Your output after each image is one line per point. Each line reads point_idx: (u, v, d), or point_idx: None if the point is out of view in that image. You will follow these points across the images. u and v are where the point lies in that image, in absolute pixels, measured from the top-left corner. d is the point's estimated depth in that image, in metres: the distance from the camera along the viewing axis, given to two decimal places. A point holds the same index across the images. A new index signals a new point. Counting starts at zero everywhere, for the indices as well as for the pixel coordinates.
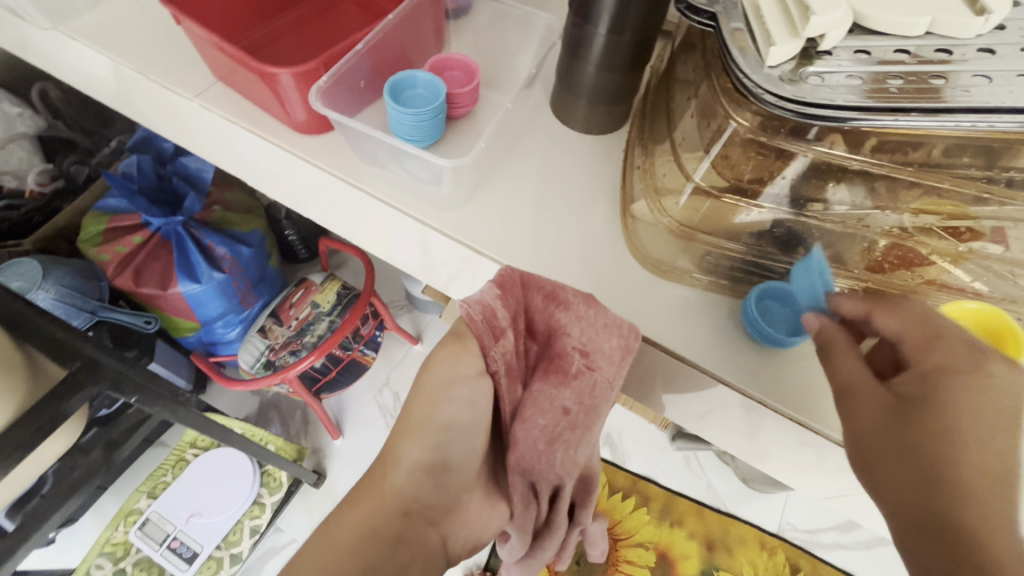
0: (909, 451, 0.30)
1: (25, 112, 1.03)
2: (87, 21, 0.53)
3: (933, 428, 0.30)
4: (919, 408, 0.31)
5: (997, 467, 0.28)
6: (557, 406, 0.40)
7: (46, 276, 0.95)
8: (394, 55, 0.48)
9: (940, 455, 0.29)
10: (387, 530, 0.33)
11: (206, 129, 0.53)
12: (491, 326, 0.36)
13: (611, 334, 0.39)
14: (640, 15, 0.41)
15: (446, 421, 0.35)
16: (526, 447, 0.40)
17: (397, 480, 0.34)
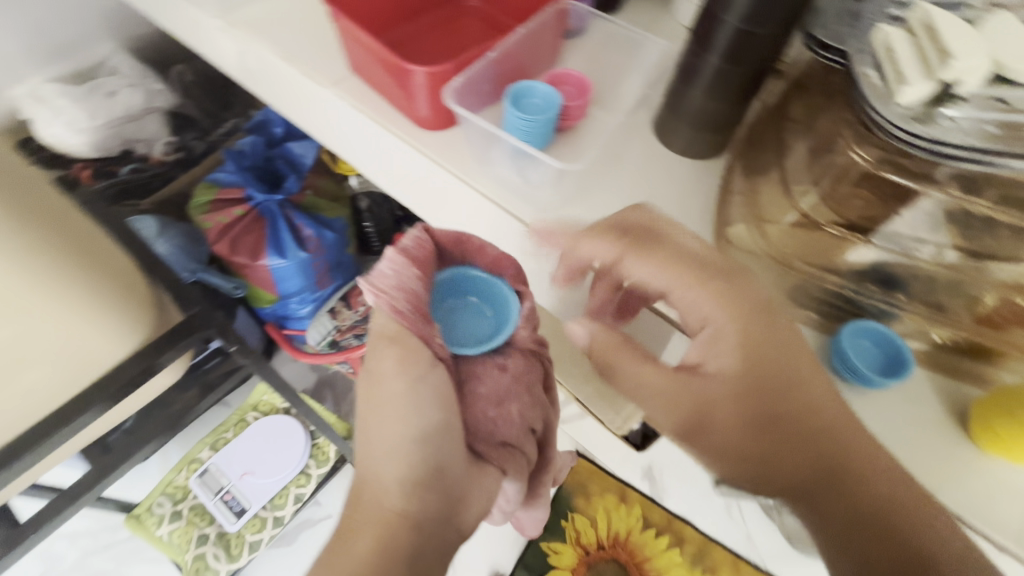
0: (776, 457, 0.40)
1: (164, 89, 1.16)
2: (246, 11, 0.61)
3: (775, 433, 0.39)
4: (746, 408, 0.40)
5: (806, 412, 0.39)
6: (492, 366, 0.50)
7: (160, 233, 1.10)
8: (515, 65, 0.51)
9: (791, 438, 0.39)
10: (397, 546, 0.38)
11: (334, 115, 0.58)
12: (413, 304, 0.45)
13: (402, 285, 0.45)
14: (761, 49, 0.42)
15: (408, 434, 0.41)
16: (479, 416, 0.48)
17: (391, 501, 0.39)
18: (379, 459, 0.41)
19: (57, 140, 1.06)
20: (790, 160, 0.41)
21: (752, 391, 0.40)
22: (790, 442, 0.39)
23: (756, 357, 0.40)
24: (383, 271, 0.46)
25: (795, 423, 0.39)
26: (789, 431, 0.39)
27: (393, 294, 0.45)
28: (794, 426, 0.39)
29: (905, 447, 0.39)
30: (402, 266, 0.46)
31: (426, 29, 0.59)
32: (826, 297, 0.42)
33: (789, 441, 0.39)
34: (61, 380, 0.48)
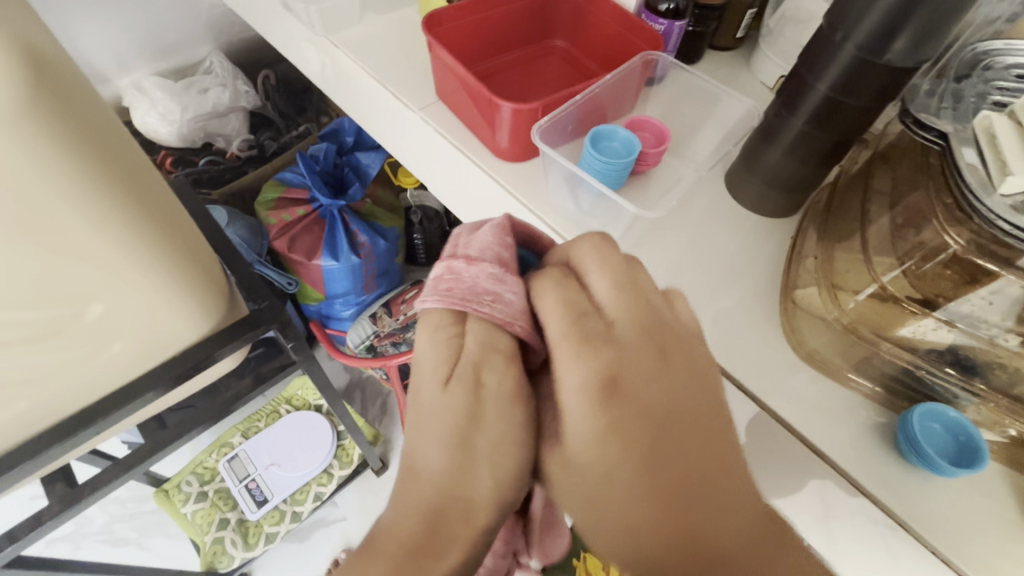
0: (657, 484, 0.32)
1: (249, 91, 1.24)
2: (346, 32, 0.65)
3: (645, 446, 0.32)
4: (644, 414, 0.33)
5: (690, 462, 0.33)
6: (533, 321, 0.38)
7: (230, 223, 1.13)
8: (597, 108, 0.53)
9: (669, 459, 0.32)
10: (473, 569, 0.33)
11: (414, 135, 0.61)
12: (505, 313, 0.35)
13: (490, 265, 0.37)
14: (848, 118, 0.43)
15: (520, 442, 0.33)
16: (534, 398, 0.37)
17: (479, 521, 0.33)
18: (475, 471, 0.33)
19: (148, 128, 1.15)
20: (872, 231, 0.41)
21: (635, 422, 0.33)
22: (666, 496, 0.32)
23: (675, 391, 0.34)
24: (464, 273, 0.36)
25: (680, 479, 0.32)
26: (683, 485, 0.32)
27: (511, 313, 0.34)
28: (686, 482, 0.32)
29: (965, 540, 0.37)
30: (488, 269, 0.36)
31: (511, 64, 0.62)
32: (893, 373, 0.41)
33: (658, 483, 0.32)
34: (138, 355, 0.51)
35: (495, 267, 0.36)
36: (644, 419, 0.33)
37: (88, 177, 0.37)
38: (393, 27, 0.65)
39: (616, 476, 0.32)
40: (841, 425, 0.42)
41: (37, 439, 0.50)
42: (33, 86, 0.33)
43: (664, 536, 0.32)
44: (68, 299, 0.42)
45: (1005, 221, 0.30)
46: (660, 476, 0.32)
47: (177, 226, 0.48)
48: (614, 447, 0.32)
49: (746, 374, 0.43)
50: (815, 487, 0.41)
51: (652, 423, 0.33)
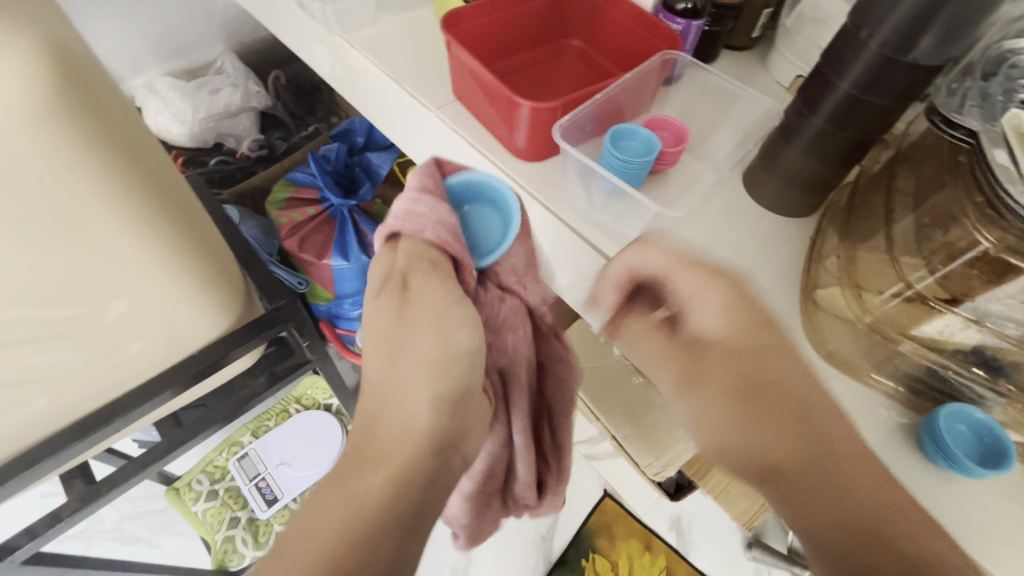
0: (766, 415, 0.40)
1: (261, 91, 1.25)
2: (361, 31, 0.65)
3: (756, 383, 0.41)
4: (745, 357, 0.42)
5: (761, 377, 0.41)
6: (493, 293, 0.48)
7: (242, 221, 1.14)
8: (614, 107, 0.53)
9: (769, 382, 0.41)
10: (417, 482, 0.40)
11: (430, 134, 0.61)
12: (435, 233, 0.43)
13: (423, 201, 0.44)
14: (870, 117, 0.43)
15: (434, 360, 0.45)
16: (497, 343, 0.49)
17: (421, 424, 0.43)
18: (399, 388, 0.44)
19: (160, 128, 1.16)
20: (896, 229, 0.41)
21: (731, 361, 0.42)
22: (798, 433, 0.38)
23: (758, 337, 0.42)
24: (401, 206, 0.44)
25: (803, 416, 0.39)
26: (778, 403, 0.40)
27: (429, 223, 0.43)
28: (776, 397, 0.40)
29: (991, 541, 0.37)
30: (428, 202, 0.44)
31: (526, 64, 0.62)
32: (916, 373, 0.42)
33: (766, 411, 0.40)
34: (157, 354, 0.52)
35: (419, 193, 0.44)
36: (732, 353, 0.42)
37: (114, 175, 0.38)
38: (409, 27, 0.66)
39: (723, 405, 0.42)
40: (864, 426, 0.41)
41: (57, 437, 0.50)
42: (63, 86, 0.33)
43: (780, 456, 0.38)
44: (91, 297, 0.42)
45: None
46: (765, 406, 0.40)
47: (198, 225, 0.48)
48: (722, 391, 0.42)
49: None
50: None
51: (744, 363, 0.42)
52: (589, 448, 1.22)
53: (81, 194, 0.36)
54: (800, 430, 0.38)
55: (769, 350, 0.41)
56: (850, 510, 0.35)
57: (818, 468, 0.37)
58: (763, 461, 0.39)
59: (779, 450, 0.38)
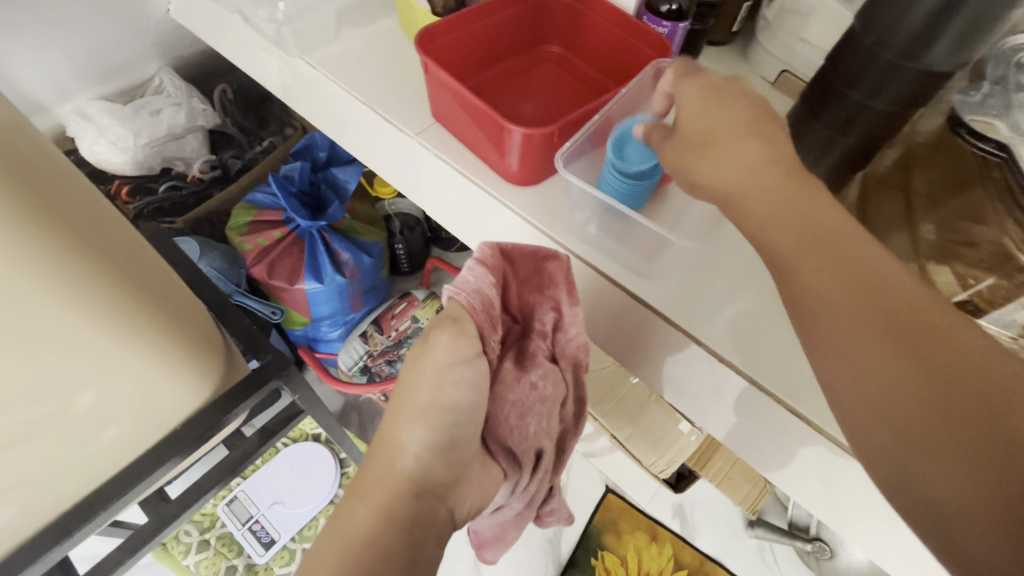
0: (869, 299, 0.32)
1: (207, 109, 1.16)
2: (323, 50, 0.60)
3: (848, 258, 0.33)
4: (814, 233, 0.34)
5: (852, 256, 0.33)
6: (526, 382, 0.47)
7: (202, 255, 1.05)
8: (611, 127, 0.50)
9: (858, 257, 0.33)
10: (401, 512, 0.39)
11: (408, 159, 0.57)
12: (490, 313, 0.44)
13: (482, 273, 0.44)
14: (878, 121, 0.41)
15: (451, 405, 0.41)
16: (502, 419, 0.46)
17: (406, 467, 0.40)
18: (392, 424, 0.42)
19: (99, 158, 1.06)
20: (919, 238, 0.40)
21: (805, 226, 0.34)
22: (907, 345, 0.30)
23: (815, 218, 0.34)
24: (462, 276, 0.44)
25: (900, 330, 0.30)
26: (882, 296, 0.31)
27: (474, 291, 0.43)
28: (899, 315, 0.31)
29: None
30: (481, 272, 0.44)
31: (504, 75, 0.59)
32: None
33: (867, 298, 0.32)
34: (137, 435, 0.47)
35: (482, 266, 0.45)
36: (808, 218, 0.34)
37: (49, 251, 0.32)
38: (374, 42, 0.61)
39: (822, 280, 0.33)
40: None
41: (32, 541, 0.45)
42: None
43: (881, 355, 0.30)
44: (56, 394, 0.37)
45: None
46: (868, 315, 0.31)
47: (154, 282, 0.42)
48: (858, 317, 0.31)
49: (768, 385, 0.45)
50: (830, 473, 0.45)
51: (804, 220, 0.34)
52: (587, 446, 1.22)
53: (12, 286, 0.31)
54: (911, 347, 0.30)
55: (850, 258, 0.33)
56: (959, 382, 0.28)
57: (919, 359, 0.29)
58: (865, 365, 0.31)
59: (893, 358, 0.30)
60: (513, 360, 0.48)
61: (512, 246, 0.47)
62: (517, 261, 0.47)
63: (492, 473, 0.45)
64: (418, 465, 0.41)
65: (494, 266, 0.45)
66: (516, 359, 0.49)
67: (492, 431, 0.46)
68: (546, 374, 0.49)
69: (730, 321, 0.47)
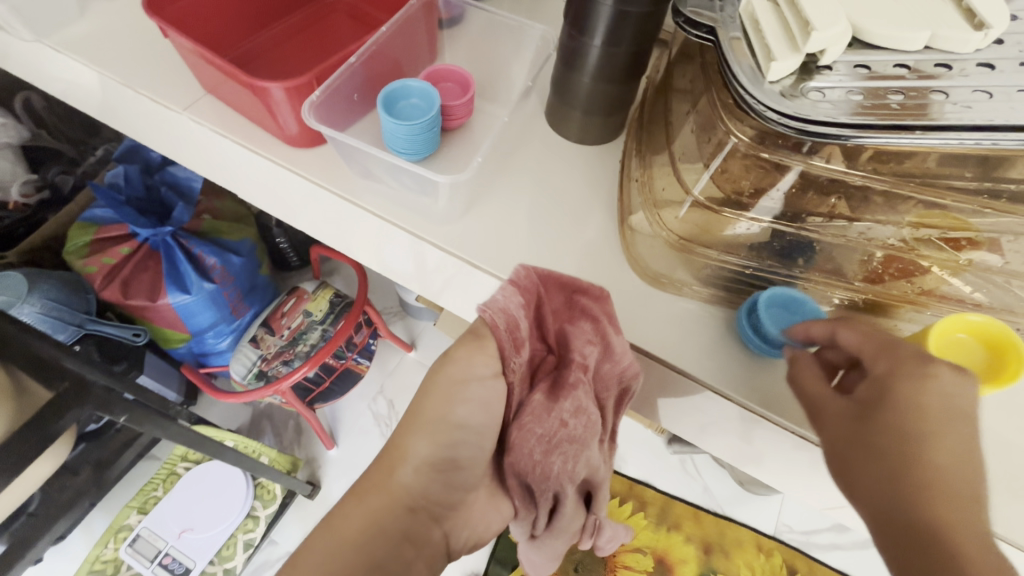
0: (877, 455, 0.31)
1: (8, 122, 0.98)
2: (70, 31, 0.52)
3: (888, 422, 0.31)
4: (879, 397, 0.31)
5: (917, 424, 0.30)
6: (558, 419, 0.39)
7: (33, 289, 0.92)
8: (386, 67, 0.47)
9: (903, 422, 0.30)
10: (393, 527, 0.34)
11: (195, 141, 0.52)
12: (514, 335, 0.36)
13: (512, 292, 0.37)
14: (637, 27, 0.40)
15: (461, 421, 0.36)
16: (522, 455, 0.39)
17: (405, 478, 0.35)
18: (401, 433, 0.36)
19: None
20: (680, 141, 0.40)
21: (886, 366, 0.32)
22: (877, 433, 0.31)
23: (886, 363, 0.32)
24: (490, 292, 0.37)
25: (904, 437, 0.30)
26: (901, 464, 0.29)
27: (501, 311, 0.36)
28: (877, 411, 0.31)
29: (797, 408, 0.40)
30: (512, 292, 0.37)
31: (288, 33, 0.54)
32: (726, 274, 0.42)
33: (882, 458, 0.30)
34: None
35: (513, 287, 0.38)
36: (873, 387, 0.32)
37: None
38: (132, 15, 0.53)
39: (840, 429, 0.33)
40: (698, 333, 0.42)
41: None
42: None
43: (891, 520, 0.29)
44: None
45: (773, 110, 0.29)
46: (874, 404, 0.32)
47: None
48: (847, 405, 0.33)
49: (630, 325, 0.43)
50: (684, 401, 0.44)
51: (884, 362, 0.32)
52: None
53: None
54: (884, 437, 0.31)
55: (909, 355, 0.32)
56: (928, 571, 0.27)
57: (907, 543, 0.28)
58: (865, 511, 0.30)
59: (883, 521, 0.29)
60: (545, 390, 0.40)
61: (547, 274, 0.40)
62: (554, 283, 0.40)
63: (501, 509, 0.42)
64: (417, 476, 0.36)
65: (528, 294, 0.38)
66: (549, 390, 0.40)
67: (512, 466, 0.40)
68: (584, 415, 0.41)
69: (556, 258, 0.45)
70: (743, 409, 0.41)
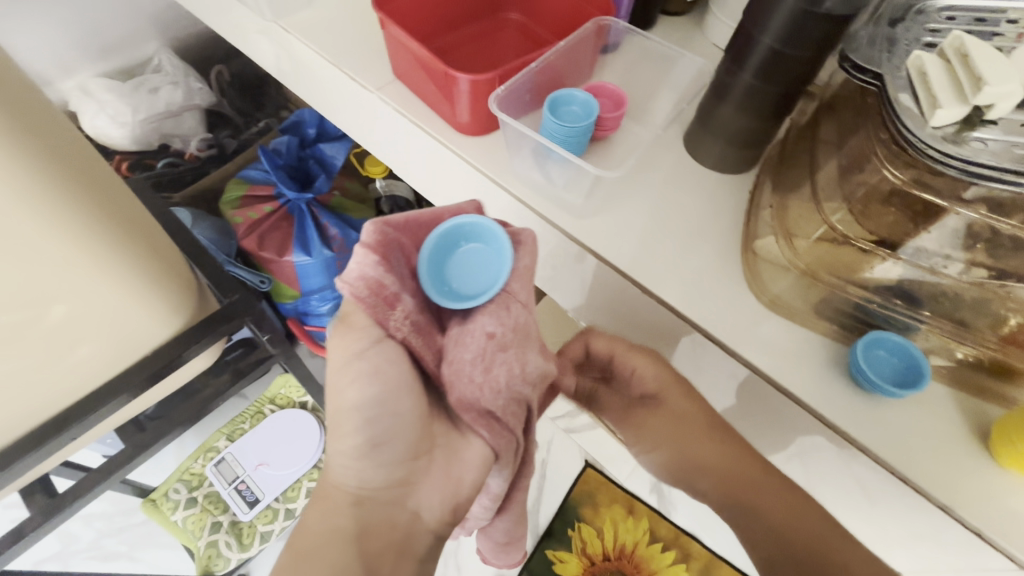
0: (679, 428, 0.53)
1: (203, 88, 1.17)
2: (297, 16, 0.64)
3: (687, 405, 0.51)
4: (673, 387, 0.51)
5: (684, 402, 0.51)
6: (480, 332, 0.39)
7: (195, 224, 1.11)
8: (553, 76, 0.54)
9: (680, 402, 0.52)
10: (347, 529, 0.41)
11: (375, 117, 0.61)
12: (379, 295, 0.37)
13: (355, 264, 0.37)
14: (796, 69, 0.43)
15: (355, 403, 0.39)
16: (462, 382, 0.39)
17: (338, 478, 0.41)
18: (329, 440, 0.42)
19: (98, 132, 1.08)
20: (822, 176, 0.43)
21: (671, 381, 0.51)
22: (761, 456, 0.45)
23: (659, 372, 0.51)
24: (347, 266, 0.38)
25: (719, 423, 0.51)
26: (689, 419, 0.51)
27: (352, 281, 0.37)
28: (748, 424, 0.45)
29: (905, 454, 0.41)
30: (364, 253, 0.38)
31: (467, 40, 0.62)
32: (847, 309, 0.43)
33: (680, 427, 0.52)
34: (110, 357, 0.51)
35: (367, 248, 0.37)
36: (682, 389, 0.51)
37: (12, 158, 0.35)
38: (345, 10, 0.64)
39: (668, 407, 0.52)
40: (806, 363, 0.44)
41: (11, 449, 0.49)
42: None
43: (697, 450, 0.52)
44: (31, 304, 0.41)
45: (936, 149, 0.31)
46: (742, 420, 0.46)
47: (98, 192, 0.43)
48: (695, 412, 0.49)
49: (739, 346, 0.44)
50: (809, 439, 0.45)
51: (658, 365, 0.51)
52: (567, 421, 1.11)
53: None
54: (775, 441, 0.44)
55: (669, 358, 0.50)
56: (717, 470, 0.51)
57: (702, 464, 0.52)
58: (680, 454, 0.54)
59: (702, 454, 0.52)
60: (458, 318, 0.42)
61: (399, 220, 0.41)
62: (403, 223, 0.41)
63: (469, 443, 0.41)
64: (354, 478, 0.41)
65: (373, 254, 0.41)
66: (461, 317, 0.41)
67: (458, 399, 0.39)
68: (504, 312, 0.40)
69: (675, 268, 0.47)
70: (845, 441, 0.42)
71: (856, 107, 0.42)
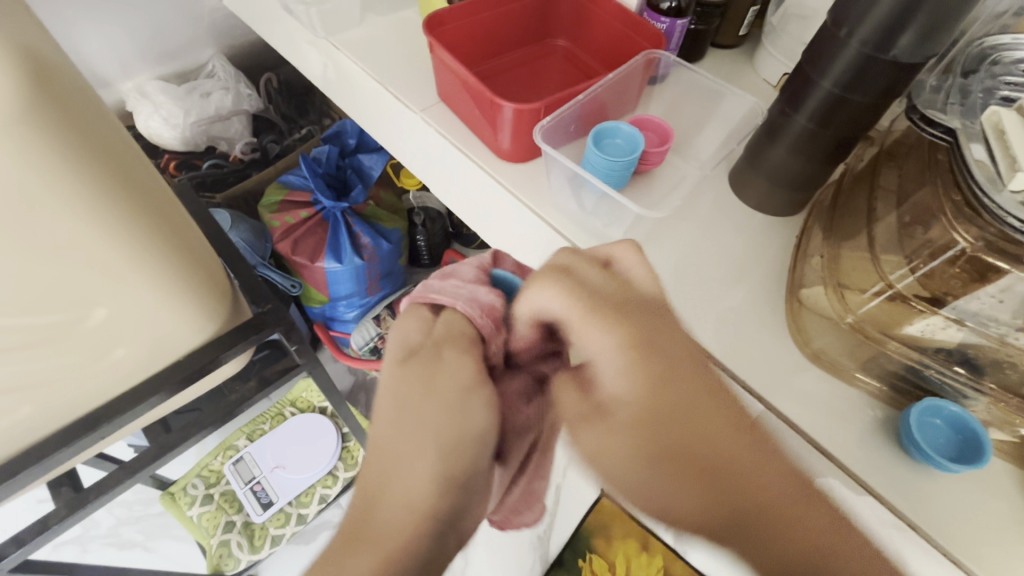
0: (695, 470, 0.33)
1: (252, 94, 1.21)
2: (347, 34, 0.65)
3: (671, 420, 0.33)
4: (654, 416, 0.33)
5: (661, 416, 0.33)
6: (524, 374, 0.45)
7: (233, 226, 1.11)
8: (598, 107, 0.53)
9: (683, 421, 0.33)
10: (422, 546, 0.34)
11: (417, 136, 0.61)
12: (491, 315, 0.43)
13: (467, 291, 0.45)
14: (853, 116, 0.41)
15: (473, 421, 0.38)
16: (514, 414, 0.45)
17: (415, 476, 0.36)
18: (406, 446, 0.37)
19: (151, 132, 1.13)
20: (880, 228, 0.41)
21: (655, 411, 0.33)
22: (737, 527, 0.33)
23: (671, 389, 0.33)
24: (455, 290, 0.45)
25: (727, 446, 0.33)
26: (696, 463, 0.33)
27: (465, 300, 0.44)
28: (704, 460, 0.33)
29: (962, 534, 0.37)
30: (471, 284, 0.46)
31: (513, 64, 0.63)
32: (900, 370, 0.41)
33: (684, 455, 0.33)
34: (143, 359, 0.52)
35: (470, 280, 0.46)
36: (666, 404, 0.33)
37: (76, 173, 0.36)
38: (395, 31, 0.65)
39: (634, 445, 0.34)
40: (850, 426, 0.41)
41: (44, 443, 0.51)
42: (40, 108, 0.33)
43: (702, 509, 0.33)
44: (74, 306, 0.42)
45: (1014, 217, 0.30)
46: (686, 464, 0.33)
47: (153, 203, 0.44)
48: (628, 446, 0.34)
49: (780, 398, 0.42)
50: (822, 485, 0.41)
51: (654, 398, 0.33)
52: None
53: (31, 182, 0.34)
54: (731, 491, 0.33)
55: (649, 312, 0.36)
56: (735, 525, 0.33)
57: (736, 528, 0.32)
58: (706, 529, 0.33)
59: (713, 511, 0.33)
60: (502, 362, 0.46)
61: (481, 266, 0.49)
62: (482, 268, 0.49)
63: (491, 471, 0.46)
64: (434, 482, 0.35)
65: (434, 286, 0.46)
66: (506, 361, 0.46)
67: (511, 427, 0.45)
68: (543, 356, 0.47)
69: (712, 308, 0.46)
70: (894, 515, 0.39)
71: (921, 158, 0.40)
